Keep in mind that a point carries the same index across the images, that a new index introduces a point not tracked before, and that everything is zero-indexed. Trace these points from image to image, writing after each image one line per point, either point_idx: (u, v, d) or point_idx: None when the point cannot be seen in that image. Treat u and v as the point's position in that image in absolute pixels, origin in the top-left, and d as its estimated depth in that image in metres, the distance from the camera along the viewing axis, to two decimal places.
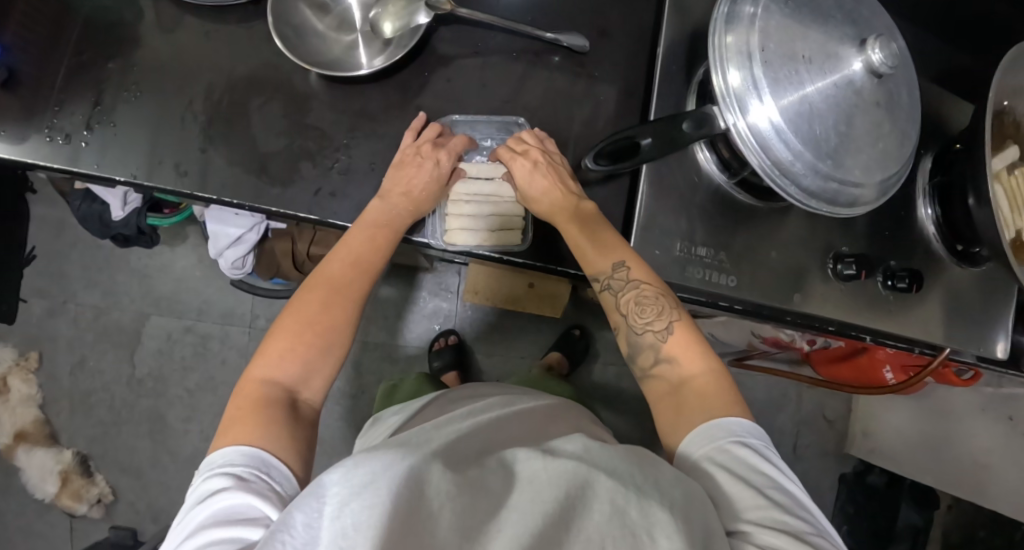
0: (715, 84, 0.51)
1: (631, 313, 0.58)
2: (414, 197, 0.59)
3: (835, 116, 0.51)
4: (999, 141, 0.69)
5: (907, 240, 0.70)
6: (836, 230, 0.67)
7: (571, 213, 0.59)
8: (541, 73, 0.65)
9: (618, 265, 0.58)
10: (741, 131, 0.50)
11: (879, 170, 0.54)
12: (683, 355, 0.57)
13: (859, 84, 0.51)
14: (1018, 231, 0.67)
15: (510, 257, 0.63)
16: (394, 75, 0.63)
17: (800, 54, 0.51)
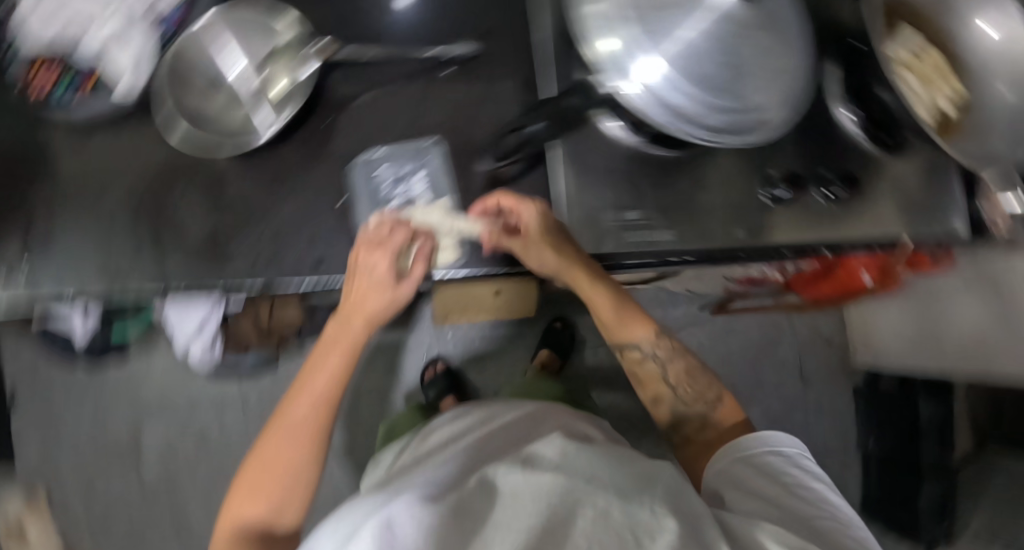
0: (589, 52, 0.49)
1: (681, 384, 0.63)
2: (376, 316, 0.58)
3: (716, 53, 0.52)
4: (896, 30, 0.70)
5: (833, 148, 0.71)
6: (761, 159, 0.67)
7: (592, 278, 0.62)
8: (438, 89, 0.66)
9: (661, 337, 0.64)
10: (630, 88, 0.49)
11: (774, 90, 0.56)
12: (727, 410, 0.62)
13: (727, 18, 0.53)
14: (938, 110, 0.67)
15: (453, 272, 0.63)
16: (300, 130, 0.64)
17: (668, 3, 0.51)
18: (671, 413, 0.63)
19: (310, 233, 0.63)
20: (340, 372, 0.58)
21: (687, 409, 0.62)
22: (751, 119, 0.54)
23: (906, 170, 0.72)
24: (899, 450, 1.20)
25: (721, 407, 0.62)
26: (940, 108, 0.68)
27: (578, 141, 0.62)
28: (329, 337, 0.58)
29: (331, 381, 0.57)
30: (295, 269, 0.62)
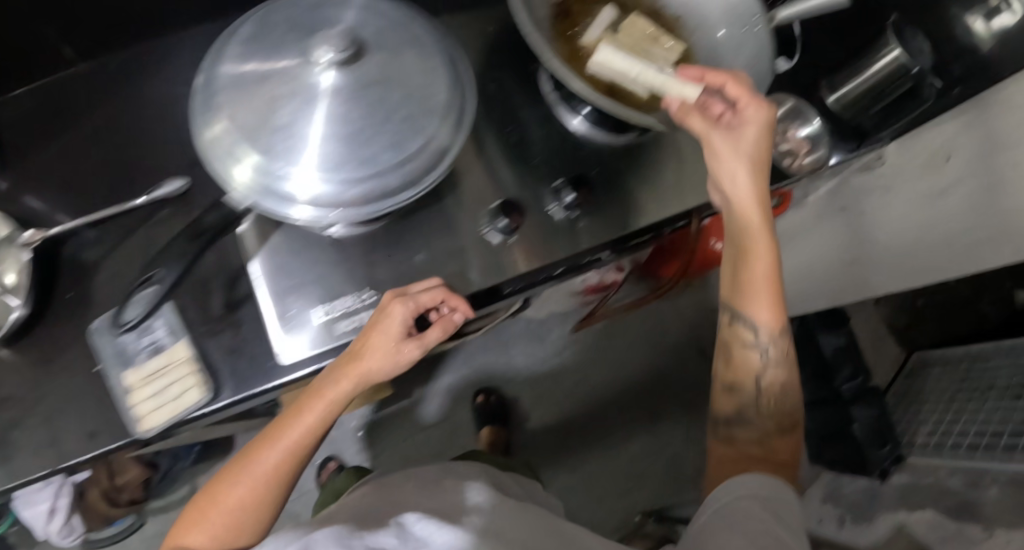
0: (237, 191, 0.45)
1: (772, 373, 0.58)
2: (368, 380, 0.54)
3: (360, 117, 0.45)
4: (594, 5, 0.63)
5: (572, 152, 0.69)
6: (503, 187, 0.66)
7: (768, 225, 0.55)
8: (165, 229, 0.65)
9: (785, 328, 0.57)
10: (296, 206, 0.45)
11: (450, 113, 0.48)
12: (790, 403, 0.58)
13: (348, 76, 0.45)
14: (662, 71, 0.61)
15: (210, 408, 0.58)
16: (44, 312, 0.64)
17: (277, 101, 0.44)
18: (745, 376, 0.58)
19: (78, 409, 0.62)
20: (320, 427, 0.53)
21: (754, 418, 0.58)
22: (441, 169, 0.48)
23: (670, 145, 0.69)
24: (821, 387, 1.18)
25: (792, 433, 0.58)
26: (663, 71, 0.60)
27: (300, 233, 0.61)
28: (314, 389, 0.54)
29: (299, 434, 0.53)
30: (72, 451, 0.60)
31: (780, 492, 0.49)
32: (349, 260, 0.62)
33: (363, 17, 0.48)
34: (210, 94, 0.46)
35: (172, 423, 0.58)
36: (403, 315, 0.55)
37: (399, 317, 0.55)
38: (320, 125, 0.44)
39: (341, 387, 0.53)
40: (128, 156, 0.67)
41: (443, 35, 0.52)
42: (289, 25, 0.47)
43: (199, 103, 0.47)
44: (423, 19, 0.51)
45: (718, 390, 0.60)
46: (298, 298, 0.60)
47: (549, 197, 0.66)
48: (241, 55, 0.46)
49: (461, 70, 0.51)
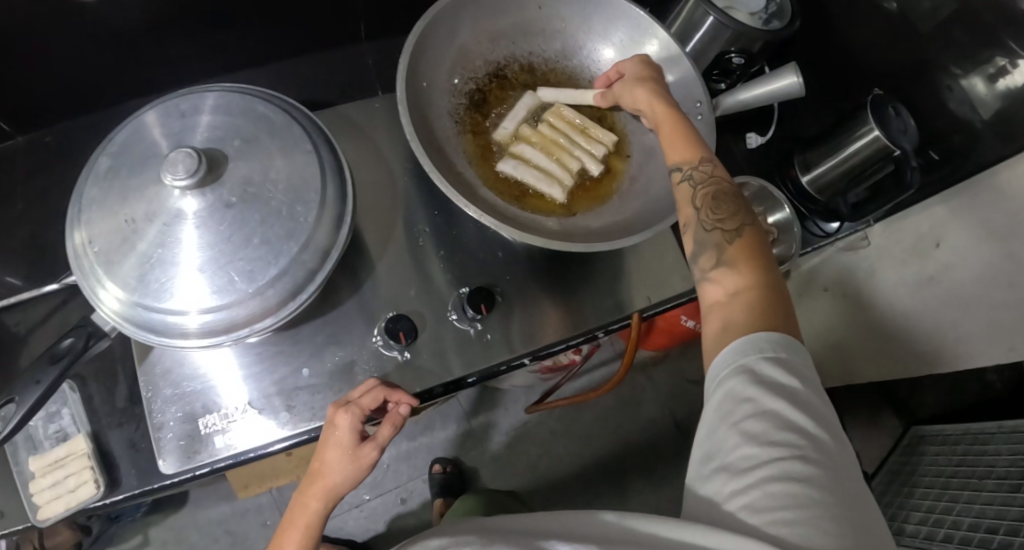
0: (100, 313, 0.45)
1: (705, 211, 0.44)
2: (328, 497, 0.46)
3: (215, 243, 0.43)
4: (510, 98, 0.60)
5: (486, 246, 0.60)
6: (428, 282, 0.58)
7: (661, 87, 0.51)
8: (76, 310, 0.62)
9: (703, 157, 0.46)
10: (154, 332, 0.44)
11: (319, 232, 0.46)
12: (750, 257, 0.41)
13: (205, 198, 0.43)
14: (582, 166, 0.57)
15: (110, 500, 0.57)
16: None
17: (132, 223, 0.43)
18: (693, 250, 0.44)
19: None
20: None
21: (703, 240, 0.43)
22: (308, 290, 0.46)
23: None
24: None
25: (743, 239, 0.42)
26: (584, 170, 0.57)
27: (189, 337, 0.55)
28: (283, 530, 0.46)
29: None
30: None
31: (802, 363, 0.36)
32: (231, 367, 0.53)
33: (230, 128, 0.46)
34: (77, 211, 0.45)
35: (70, 514, 0.56)
36: (348, 416, 0.47)
37: (344, 429, 0.46)
38: (176, 252, 0.43)
39: (311, 512, 0.46)
40: (51, 235, 0.64)
41: (326, 139, 0.50)
42: (156, 138, 0.45)
43: (69, 217, 0.46)
44: (302, 124, 0.49)
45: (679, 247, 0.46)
46: (161, 416, 0.52)
47: (453, 302, 0.57)
48: (108, 172, 0.45)
49: (342, 177, 0.49)
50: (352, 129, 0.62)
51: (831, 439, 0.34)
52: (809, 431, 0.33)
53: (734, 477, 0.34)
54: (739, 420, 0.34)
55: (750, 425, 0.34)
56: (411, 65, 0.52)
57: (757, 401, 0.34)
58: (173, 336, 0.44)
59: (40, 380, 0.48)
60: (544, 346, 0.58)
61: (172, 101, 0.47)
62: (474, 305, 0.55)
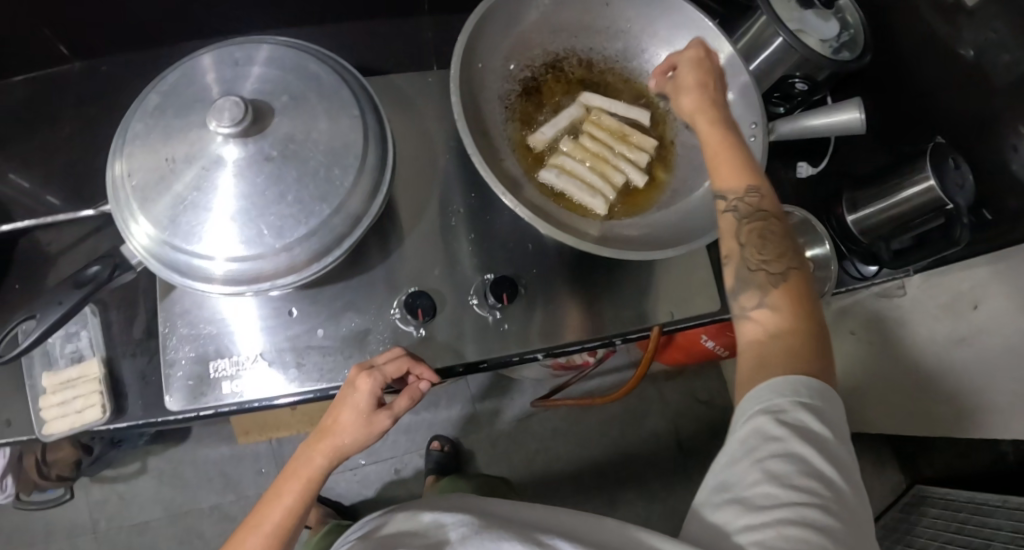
0: (131, 244, 0.46)
1: (750, 246, 0.43)
2: (340, 453, 0.45)
3: (245, 191, 0.43)
4: (563, 95, 0.58)
5: (523, 235, 0.60)
6: (453, 262, 0.58)
7: (716, 103, 0.48)
8: (106, 239, 0.63)
9: (753, 185, 0.44)
10: (176, 272, 0.45)
11: (352, 198, 0.46)
12: (791, 301, 0.41)
13: (248, 150, 0.44)
14: (628, 177, 0.55)
15: (110, 428, 0.58)
16: None
17: (172, 160, 0.44)
18: (733, 287, 0.43)
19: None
20: (295, 518, 0.44)
21: (746, 280, 0.42)
22: (332, 257, 0.46)
23: None
24: None
25: (789, 283, 0.41)
26: (627, 181, 0.55)
27: None
28: (286, 477, 0.45)
29: (272, 526, 0.43)
30: None
31: (831, 410, 0.37)
32: (245, 316, 0.54)
33: (280, 84, 0.46)
34: (124, 139, 0.46)
35: (72, 435, 0.57)
36: (371, 381, 0.46)
37: (365, 391, 0.46)
38: (210, 196, 0.43)
39: (317, 463, 0.45)
40: (93, 163, 0.66)
41: (375, 107, 0.50)
42: (209, 82, 0.46)
43: (115, 144, 0.47)
44: (353, 89, 0.49)
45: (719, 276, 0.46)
46: (175, 353, 0.53)
47: (473, 289, 0.57)
48: (161, 106, 0.46)
49: (383, 149, 0.49)
50: (396, 103, 0.61)
51: (848, 488, 0.35)
52: (830, 479, 0.34)
53: (749, 508, 0.34)
54: (761, 458, 0.35)
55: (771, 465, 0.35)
56: (466, 48, 0.52)
57: (786, 441, 0.35)
58: (194, 280, 0.45)
59: (62, 302, 0.50)
60: (561, 345, 0.57)
61: (229, 48, 0.48)
62: (496, 294, 0.55)
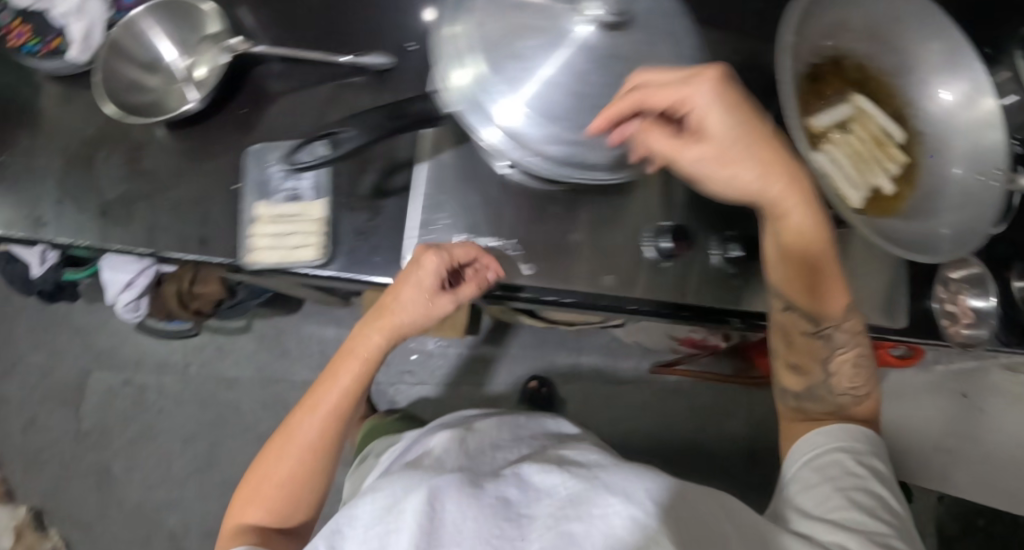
0: (444, 83, 0.50)
1: (842, 371, 0.60)
2: (392, 326, 0.57)
3: (573, 79, 0.49)
4: (840, 93, 0.66)
5: (752, 211, 0.67)
6: (655, 218, 0.64)
7: (823, 235, 0.57)
8: (350, 95, 0.67)
9: (852, 313, 0.59)
10: (481, 123, 0.49)
11: (654, 115, 0.51)
12: (870, 407, 0.61)
13: (592, 43, 0.49)
14: (876, 187, 0.64)
15: (317, 273, 0.60)
16: (215, 116, 0.67)
17: (521, 30, 0.49)
18: (811, 390, 0.61)
19: (177, 214, 0.66)
20: (359, 386, 0.58)
21: (829, 396, 0.60)
22: (617, 160, 0.51)
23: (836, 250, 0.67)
24: None
25: (868, 399, 0.61)
26: (876, 186, 0.64)
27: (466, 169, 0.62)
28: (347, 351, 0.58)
29: (349, 392, 0.58)
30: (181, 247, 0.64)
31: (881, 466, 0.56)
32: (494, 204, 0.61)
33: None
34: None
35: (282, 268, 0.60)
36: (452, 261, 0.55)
37: (437, 280, 0.55)
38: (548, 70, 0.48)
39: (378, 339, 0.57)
40: (353, 29, 0.70)
41: (695, 45, 0.54)
42: None
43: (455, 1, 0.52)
44: (682, 24, 0.53)
45: (781, 369, 0.63)
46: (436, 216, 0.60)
47: (713, 241, 0.65)
48: None
49: None
50: None
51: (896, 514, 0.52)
52: (890, 505, 0.52)
53: (836, 525, 0.48)
54: (848, 489, 0.51)
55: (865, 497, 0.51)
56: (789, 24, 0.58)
57: (866, 474, 0.53)
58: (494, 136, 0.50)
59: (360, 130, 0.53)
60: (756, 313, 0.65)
61: None
62: (742, 247, 0.64)
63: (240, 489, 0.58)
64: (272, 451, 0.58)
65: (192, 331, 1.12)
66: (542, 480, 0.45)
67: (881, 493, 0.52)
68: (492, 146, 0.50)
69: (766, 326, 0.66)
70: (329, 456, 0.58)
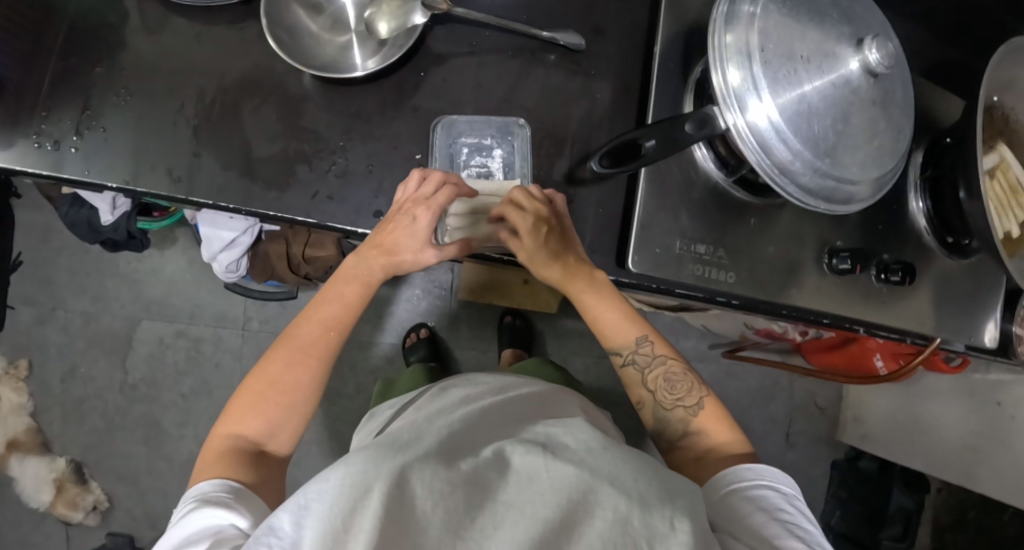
0: (715, 84, 0.50)
1: (660, 388, 0.63)
2: (389, 253, 0.59)
3: (832, 114, 0.51)
4: (988, 140, 0.70)
5: (898, 233, 0.71)
6: (829, 226, 0.67)
7: (582, 276, 0.60)
8: (537, 72, 0.64)
9: (641, 339, 0.63)
10: (740, 130, 0.50)
11: (875, 166, 0.54)
12: (712, 427, 0.62)
13: (856, 83, 0.52)
14: (1009, 230, 0.69)
15: (508, 258, 0.64)
16: (390, 77, 0.62)
17: (799, 54, 0.50)
18: (661, 421, 0.64)
19: (343, 180, 0.61)
20: (355, 303, 0.61)
21: (669, 416, 0.63)
22: (836, 195, 0.54)
23: (964, 277, 0.72)
24: (862, 529, 1.25)
25: (702, 410, 0.63)
26: (1009, 231, 0.69)
27: (660, 165, 0.60)
28: (343, 275, 0.60)
29: (338, 308, 0.60)
30: (350, 220, 0.61)
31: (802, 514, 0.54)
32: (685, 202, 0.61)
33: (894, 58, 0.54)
34: (756, 5, 0.51)
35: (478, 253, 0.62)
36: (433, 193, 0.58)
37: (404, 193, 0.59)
38: (814, 99, 0.50)
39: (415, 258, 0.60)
40: None
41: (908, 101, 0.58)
42: (845, 19, 0.53)
43: (731, 7, 0.52)
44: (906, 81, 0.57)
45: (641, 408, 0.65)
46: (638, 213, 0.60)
47: (873, 263, 0.68)
48: (797, 3, 0.52)
49: (905, 134, 0.57)
50: None
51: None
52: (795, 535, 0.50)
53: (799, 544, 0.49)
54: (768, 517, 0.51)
55: (778, 529, 0.49)
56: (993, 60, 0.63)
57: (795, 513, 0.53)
58: (750, 145, 0.50)
59: (647, 140, 0.51)
60: (881, 326, 0.71)
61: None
62: (904, 274, 0.67)
63: (235, 398, 0.58)
64: (294, 360, 0.58)
65: (294, 294, 1.15)
66: (555, 439, 0.48)
67: (801, 523, 0.52)
68: (742, 152, 0.51)
69: (885, 334, 0.73)
70: (323, 369, 0.60)
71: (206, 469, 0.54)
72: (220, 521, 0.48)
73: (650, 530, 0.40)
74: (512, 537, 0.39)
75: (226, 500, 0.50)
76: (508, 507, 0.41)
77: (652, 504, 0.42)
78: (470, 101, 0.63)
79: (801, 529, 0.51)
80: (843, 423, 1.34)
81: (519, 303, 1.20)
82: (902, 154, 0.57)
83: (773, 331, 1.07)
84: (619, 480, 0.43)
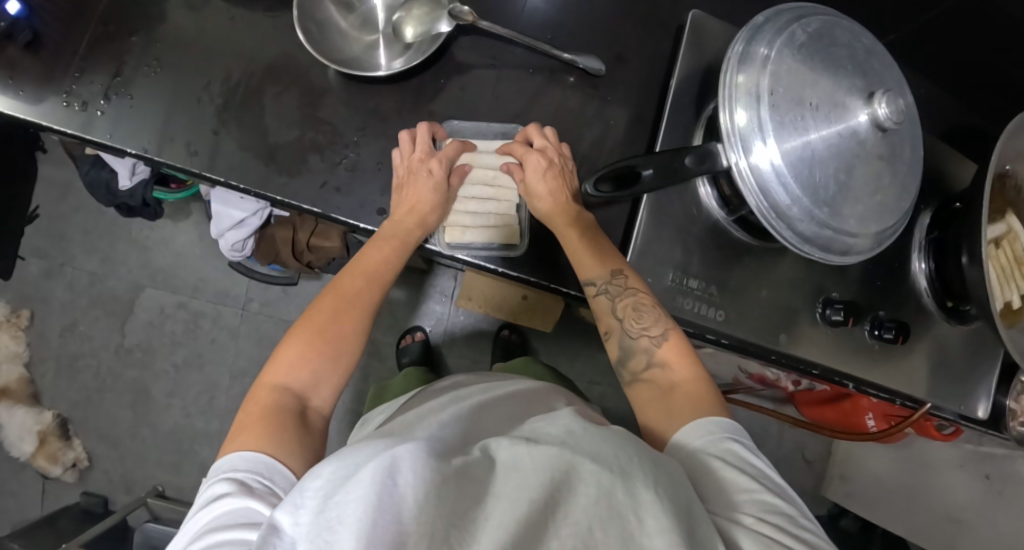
0: (721, 122, 0.51)
1: (629, 318, 0.58)
2: (416, 211, 0.60)
3: (835, 164, 0.51)
4: (997, 209, 0.70)
5: (898, 292, 0.70)
6: (827, 276, 0.66)
7: (567, 216, 0.60)
8: (555, 91, 0.65)
9: (615, 272, 0.58)
10: (742, 169, 0.51)
11: (875, 222, 0.55)
12: (675, 360, 0.57)
13: (863, 136, 0.52)
14: (1007, 300, 0.68)
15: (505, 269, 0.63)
16: (411, 80, 0.64)
17: (808, 101, 0.51)
18: (621, 353, 0.59)
19: (356, 174, 0.63)
20: (396, 259, 0.60)
21: (631, 347, 0.59)
22: (831, 249, 0.54)
23: (960, 342, 0.71)
24: None
25: (667, 341, 0.58)
26: (1008, 302, 0.68)
27: (662, 196, 0.61)
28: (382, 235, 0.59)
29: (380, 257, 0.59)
30: (354, 213, 0.63)
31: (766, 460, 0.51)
32: (681, 235, 0.61)
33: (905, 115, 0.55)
34: (771, 48, 0.52)
35: (475, 255, 0.62)
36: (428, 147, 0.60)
37: (409, 149, 0.60)
38: (817, 148, 0.51)
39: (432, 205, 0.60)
40: (565, 17, 0.67)
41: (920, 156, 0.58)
42: (860, 70, 0.54)
43: (746, 47, 0.54)
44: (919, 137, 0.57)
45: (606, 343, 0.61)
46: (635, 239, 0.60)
47: (867, 318, 0.68)
48: (812, 51, 0.53)
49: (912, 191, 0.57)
50: None
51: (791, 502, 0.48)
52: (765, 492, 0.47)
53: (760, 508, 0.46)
54: (730, 473, 0.48)
55: (743, 482, 0.47)
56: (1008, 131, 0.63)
57: (756, 462, 0.50)
58: (749, 183, 0.51)
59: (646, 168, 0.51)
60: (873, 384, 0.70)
61: (876, 52, 0.56)
62: (898, 333, 0.66)
63: (280, 348, 0.55)
64: (337, 307, 0.57)
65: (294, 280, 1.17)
66: (538, 429, 0.46)
67: (768, 473, 0.50)
68: (741, 189, 0.52)
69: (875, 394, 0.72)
70: (363, 320, 0.58)
71: (248, 424, 0.50)
72: (249, 511, 0.42)
73: (636, 501, 0.39)
74: (500, 523, 0.36)
75: (256, 487, 0.45)
76: (496, 496, 0.39)
77: (635, 475, 0.41)
78: (486, 114, 0.65)
79: (765, 477, 0.49)
80: (828, 480, 1.32)
81: (517, 319, 1.21)
82: (905, 213, 0.57)
83: (766, 377, 1.08)
84: (602, 455, 0.42)
